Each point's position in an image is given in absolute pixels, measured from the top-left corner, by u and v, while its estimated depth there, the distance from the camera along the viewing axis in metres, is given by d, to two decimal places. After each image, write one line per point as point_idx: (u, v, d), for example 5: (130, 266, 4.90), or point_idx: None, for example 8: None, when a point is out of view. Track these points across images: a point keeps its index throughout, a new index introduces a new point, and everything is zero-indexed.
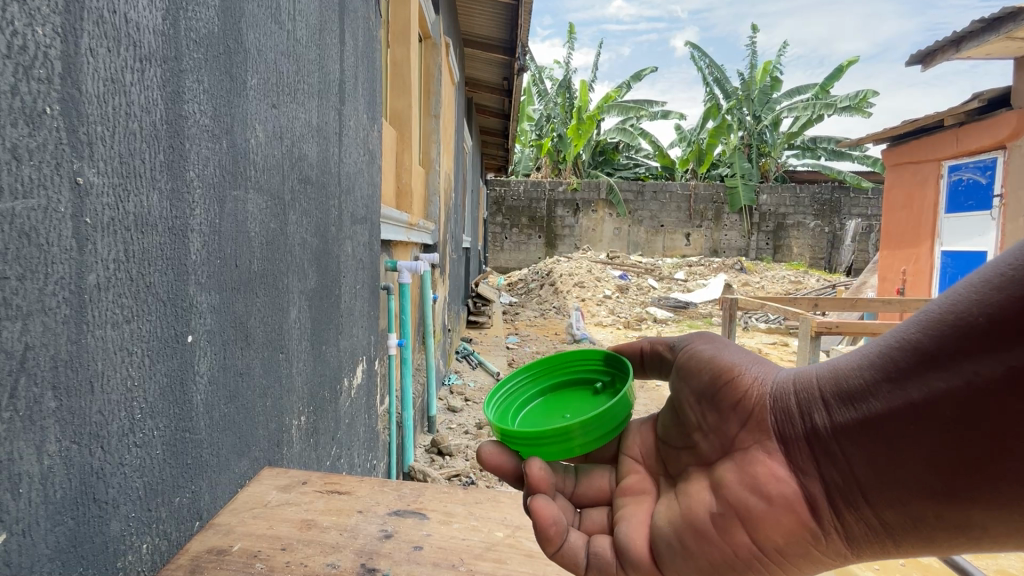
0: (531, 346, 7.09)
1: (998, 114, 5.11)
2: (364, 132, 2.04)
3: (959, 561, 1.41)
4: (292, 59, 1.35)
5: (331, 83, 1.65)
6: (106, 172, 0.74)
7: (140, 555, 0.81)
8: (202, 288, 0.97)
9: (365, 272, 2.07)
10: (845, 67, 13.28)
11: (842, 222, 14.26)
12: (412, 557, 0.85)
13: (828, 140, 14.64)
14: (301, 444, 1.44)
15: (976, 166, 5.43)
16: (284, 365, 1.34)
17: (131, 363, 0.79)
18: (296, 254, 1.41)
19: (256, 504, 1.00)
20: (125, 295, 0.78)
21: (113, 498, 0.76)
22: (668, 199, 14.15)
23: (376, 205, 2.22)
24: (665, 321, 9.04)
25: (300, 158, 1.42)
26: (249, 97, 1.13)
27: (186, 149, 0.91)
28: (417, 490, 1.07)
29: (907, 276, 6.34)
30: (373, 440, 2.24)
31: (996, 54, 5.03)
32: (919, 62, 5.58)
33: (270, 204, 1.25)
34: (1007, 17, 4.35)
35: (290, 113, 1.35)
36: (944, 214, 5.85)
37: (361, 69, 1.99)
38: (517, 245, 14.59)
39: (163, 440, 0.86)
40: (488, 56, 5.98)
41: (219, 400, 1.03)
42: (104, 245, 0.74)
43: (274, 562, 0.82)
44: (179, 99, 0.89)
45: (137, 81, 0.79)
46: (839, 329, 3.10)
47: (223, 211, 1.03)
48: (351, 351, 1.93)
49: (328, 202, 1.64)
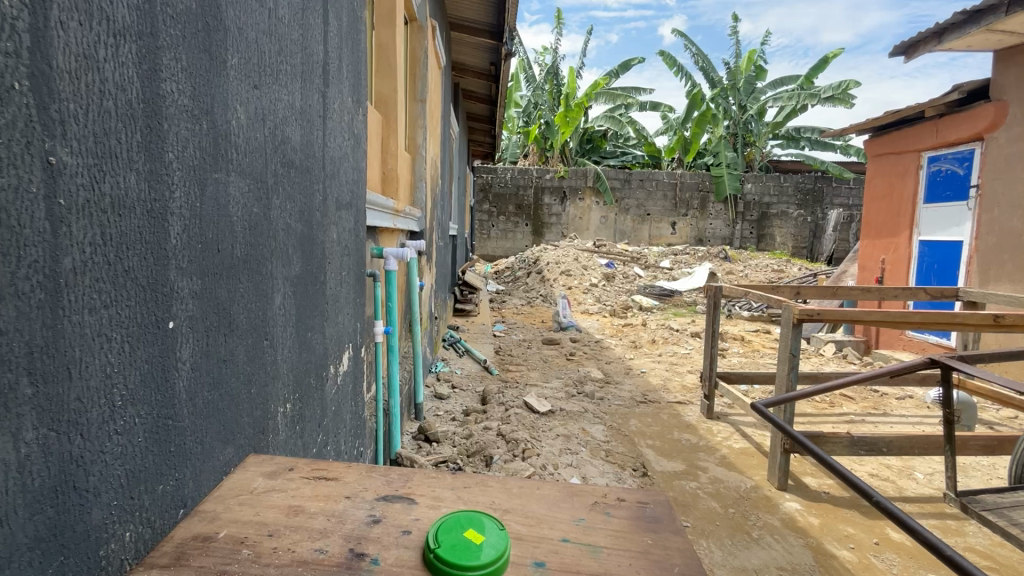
0: (519, 334, 7.10)
1: (978, 106, 5.19)
2: (349, 116, 2.00)
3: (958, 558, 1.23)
4: (274, 39, 1.31)
5: (314, 64, 1.61)
6: (80, 152, 0.71)
7: (123, 543, 0.80)
8: (183, 273, 0.94)
9: (350, 259, 2.05)
10: (830, 57, 13.33)
11: (824, 211, 14.53)
12: (401, 542, 0.85)
13: (811, 130, 14.75)
14: (287, 431, 1.43)
15: (954, 157, 5.54)
16: (269, 351, 1.32)
17: (110, 349, 0.77)
18: (279, 239, 1.38)
19: (242, 491, 1.00)
20: (103, 279, 0.75)
21: (94, 486, 0.75)
22: (655, 187, 14.23)
23: (361, 190, 2.19)
24: (651, 308, 9.12)
25: (283, 141, 1.39)
26: (229, 77, 1.09)
27: (164, 130, 0.88)
28: (406, 476, 1.06)
29: (886, 265, 6.46)
30: (359, 426, 2.23)
31: (977, 47, 5.09)
32: (901, 53, 5.64)
33: (253, 187, 1.22)
34: (987, 10, 4.41)
35: (273, 95, 1.32)
36: (921, 205, 5.96)
37: (345, 50, 1.94)
38: (504, 233, 14.54)
39: (144, 427, 0.84)
40: (475, 41, 5.88)
41: (202, 387, 1.01)
42: (80, 228, 0.71)
43: (261, 548, 0.82)
44: (156, 77, 0.86)
45: (111, 57, 0.76)
46: (820, 316, 3.14)
47: (203, 194, 1.01)
48: (337, 338, 1.91)
49: (313, 187, 1.62)
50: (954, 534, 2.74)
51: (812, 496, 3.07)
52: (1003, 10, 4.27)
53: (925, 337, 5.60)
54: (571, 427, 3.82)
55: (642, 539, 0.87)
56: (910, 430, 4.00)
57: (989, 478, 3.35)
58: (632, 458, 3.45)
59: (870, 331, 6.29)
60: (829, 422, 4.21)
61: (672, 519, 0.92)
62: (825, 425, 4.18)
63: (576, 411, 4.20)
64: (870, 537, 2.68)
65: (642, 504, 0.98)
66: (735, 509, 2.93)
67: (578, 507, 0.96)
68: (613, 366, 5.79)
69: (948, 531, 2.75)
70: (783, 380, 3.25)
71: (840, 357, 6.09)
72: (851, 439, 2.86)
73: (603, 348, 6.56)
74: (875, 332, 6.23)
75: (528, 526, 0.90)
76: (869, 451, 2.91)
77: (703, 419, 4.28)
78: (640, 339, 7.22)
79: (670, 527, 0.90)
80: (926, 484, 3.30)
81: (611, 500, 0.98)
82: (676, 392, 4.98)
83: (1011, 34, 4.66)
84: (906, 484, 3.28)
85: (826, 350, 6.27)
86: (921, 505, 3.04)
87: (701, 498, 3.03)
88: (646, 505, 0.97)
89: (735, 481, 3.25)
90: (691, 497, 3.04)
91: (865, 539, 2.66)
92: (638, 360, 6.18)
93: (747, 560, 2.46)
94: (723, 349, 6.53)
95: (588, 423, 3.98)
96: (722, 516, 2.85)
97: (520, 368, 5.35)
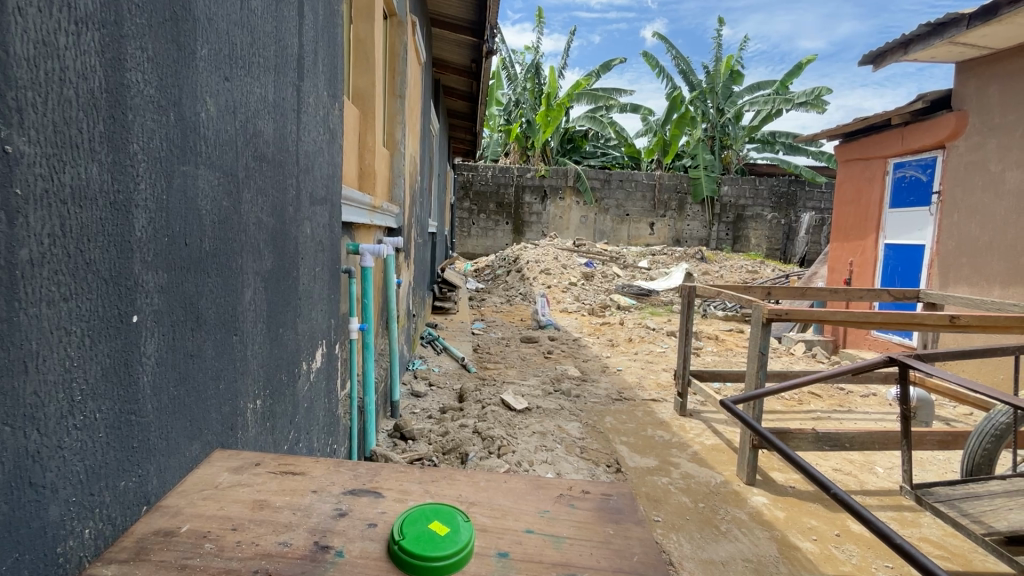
0: (498, 332, 7.13)
1: (940, 115, 5.41)
2: (325, 110, 1.98)
3: (905, 546, 1.28)
4: (246, 30, 1.29)
5: (288, 57, 1.59)
6: (38, 141, 0.70)
7: (82, 540, 0.79)
8: (148, 266, 0.93)
9: (324, 255, 2.03)
10: (804, 64, 13.66)
11: (797, 214, 14.94)
12: (366, 534, 0.85)
13: (786, 134, 15.12)
14: (257, 427, 1.41)
15: (918, 164, 5.76)
16: (239, 346, 1.31)
17: (69, 343, 0.76)
18: (250, 233, 1.36)
19: (206, 486, 0.99)
20: (62, 272, 0.74)
21: (51, 482, 0.73)
22: (634, 187, 14.42)
23: (336, 185, 2.17)
24: (629, 307, 9.24)
25: (254, 134, 1.37)
26: (199, 69, 1.08)
27: (129, 120, 0.86)
28: (374, 470, 1.07)
29: (854, 267, 6.67)
30: (332, 423, 2.21)
31: (940, 58, 5.29)
32: (870, 62, 5.82)
33: (223, 180, 1.20)
34: (950, 22, 4.58)
35: (245, 87, 1.30)
36: (887, 209, 6.18)
37: (320, 44, 1.92)
38: (485, 231, 14.49)
39: (105, 423, 0.83)
40: (456, 37, 5.86)
41: (168, 382, 1.00)
42: (37, 219, 0.70)
43: (224, 542, 0.82)
44: (120, 66, 0.84)
45: (72, 45, 0.75)
46: (788, 316, 3.23)
47: (170, 186, 0.99)
48: (310, 334, 1.89)
49: (287, 181, 1.61)
50: (909, 525, 2.86)
51: (778, 491, 3.16)
52: (965, 23, 4.44)
53: (889, 337, 5.81)
54: (547, 424, 3.86)
55: (604, 529, 0.89)
56: (872, 427, 4.15)
57: (944, 472, 3.51)
58: (606, 455, 3.51)
59: (837, 331, 6.50)
60: (797, 419, 4.34)
61: (634, 510, 0.95)
62: (793, 422, 4.32)
63: (552, 408, 4.24)
64: (831, 530, 2.78)
65: (605, 496, 1.00)
66: (705, 503, 3.00)
67: (543, 499, 0.98)
68: (590, 364, 5.85)
69: (904, 523, 2.87)
70: (753, 377, 3.34)
71: (809, 356, 6.28)
72: (816, 435, 2.96)
73: (580, 347, 6.62)
74: (843, 332, 6.44)
75: (493, 517, 0.92)
76: (833, 447, 3.00)
77: (677, 416, 4.36)
78: (618, 337, 7.30)
79: (631, 517, 0.93)
80: (885, 477, 3.44)
81: (576, 492, 1.01)
82: (651, 390, 5.07)
83: (972, 47, 4.86)
84: (868, 478, 3.41)
85: (796, 349, 6.45)
86: (879, 498, 3.17)
87: (673, 493, 3.10)
88: (610, 497, 1.00)
89: (705, 476, 3.33)
90: (663, 492, 3.11)
91: (827, 531, 2.76)
92: (615, 358, 6.26)
93: (715, 553, 2.53)
94: (698, 347, 6.67)
95: (563, 421, 4.02)
96: (692, 510, 2.92)
97: (498, 366, 5.36)
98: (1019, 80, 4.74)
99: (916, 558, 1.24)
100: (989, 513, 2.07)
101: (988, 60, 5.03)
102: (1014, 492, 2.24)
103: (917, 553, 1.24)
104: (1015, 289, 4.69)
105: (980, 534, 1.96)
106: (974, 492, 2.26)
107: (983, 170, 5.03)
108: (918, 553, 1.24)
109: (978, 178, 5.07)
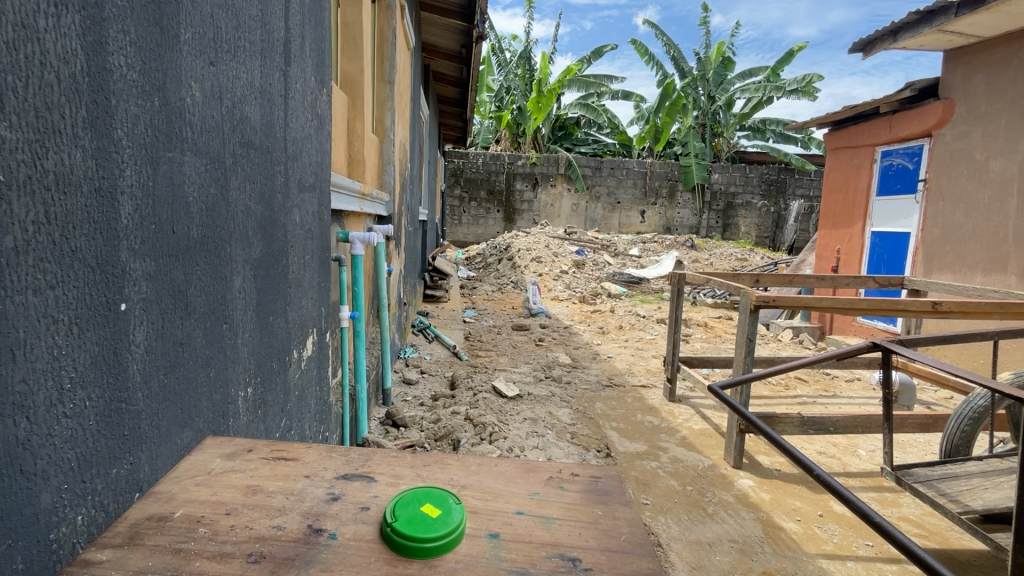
0: (490, 319, 7.14)
1: (928, 102, 5.45)
2: (311, 95, 1.95)
3: (884, 524, 1.31)
4: (230, 13, 1.26)
5: (274, 41, 1.56)
6: (20, 127, 0.69)
7: (75, 526, 0.79)
8: (134, 254, 0.92)
9: (313, 243, 2.01)
10: (795, 52, 13.66)
11: (786, 202, 15.07)
12: (359, 517, 0.86)
13: (776, 121, 15.12)
14: (248, 415, 1.42)
15: (905, 152, 5.81)
16: (228, 335, 1.30)
17: (57, 331, 0.76)
18: (238, 220, 1.35)
19: (200, 471, 0.99)
20: (48, 260, 0.74)
21: (42, 469, 0.74)
22: (625, 175, 14.42)
23: (325, 172, 2.15)
24: (620, 295, 9.29)
25: (241, 120, 1.35)
26: (183, 52, 1.06)
27: (112, 105, 0.85)
28: (365, 455, 1.07)
29: (841, 254, 6.75)
30: (324, 411, 2.22)
31: (929, 46, 5.31)
32: (860, 50, 5.84)
33: (209, 167, 1.19)
34: (939, 11, 4.60)
35: (230, 71, 1.28)
36: (875, 197, 6.24)
37: (308, 28, 1.89)
38: (475, 219, 14.37)
39: (95, 410, 0.83)
40: (446, 22, 5.74)
41: (158, 369, 0.99)
42: (21, 206, 0.70)
43: (218, 526, 0.83)
44: (102, 50, 0.82)
45: (52, 28, 0.73)
46: (775, 302, 3.27)
47: (156, 173, 0.98)
48: (301, 324, 1.89)
49: (274, 168, 1.59)
50: (890, 505, 2.95)
51: (764, 473, 3.24)
52: (953, 11, 4.46)
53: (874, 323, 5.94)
54: (538, 410, 3.90)
55: (593, 510, 0.91)
56: (856, 411, 4.25)
57: (924, 454, 3.61)
58: (596, 440, 3.55)
59: (824, 318, 6.63)
60: (784, 404, 4.42)
61: (622, 492, 0.97)
62: (781, 406, 4.41)
63: (543, 395, 4.27)
64: (814, 510, 2.85)
65: (594, 478, 1.02)
66: (693, 486, 3.06)
67: (533, 482, 0.99)
68: (582, 351, 5.89)
69: (886, 503, 2.96)
70: (740, 363, 3.38)
71: (797, 342, 6.37)
72: (802, 418, 3.01)
73: (571, 335, 6.64)
74: (829, 318, 6.57)
75: (484, 500, 0.93)
76: (817, 430, 3.06)
77: (666, 402, 4.43)
78: (609, 325, 7.35)
79: (620, 499, 0.96)
80: (867, 459, 3.53)
81: (566, 475, 1.03)
82: (641, 376, 5.12)
83: (960, 35, 4.89)
84: (851, 461, 3.50)
85: (784, 336, 6.56)
86: (862, 479, 3.26)
87: (661, 476, 3.16)
88: (598, 479, 1.02)
89: (693, 460, 3.39)
90: (652, 475, 3.17)
91: (810, 512, 2.83)
92: (606, 345, 6.32)
93: (701, 534, 2.59)
94: (687, 334, 6.73)
95: (555, 407, 4.06)
96: (681, 493, 2.98)
97: (489, 354, 5.38)
98: (1005, 69, 4.79)
99: (894, 535, 1.28)
100: (966, 493, 2.13)
101: (974, 48, 5.07)
102: (990, 472, 2.32)
103: (894, 529, 1.28)
104: (996, 275, 4.79)
105: (957, 513, 2.02)
106: (952, 473, 2.33)
107: (968, 158, 5.09)
108: (896, 529, 1.29)
109: (963, 167, 5.13)
